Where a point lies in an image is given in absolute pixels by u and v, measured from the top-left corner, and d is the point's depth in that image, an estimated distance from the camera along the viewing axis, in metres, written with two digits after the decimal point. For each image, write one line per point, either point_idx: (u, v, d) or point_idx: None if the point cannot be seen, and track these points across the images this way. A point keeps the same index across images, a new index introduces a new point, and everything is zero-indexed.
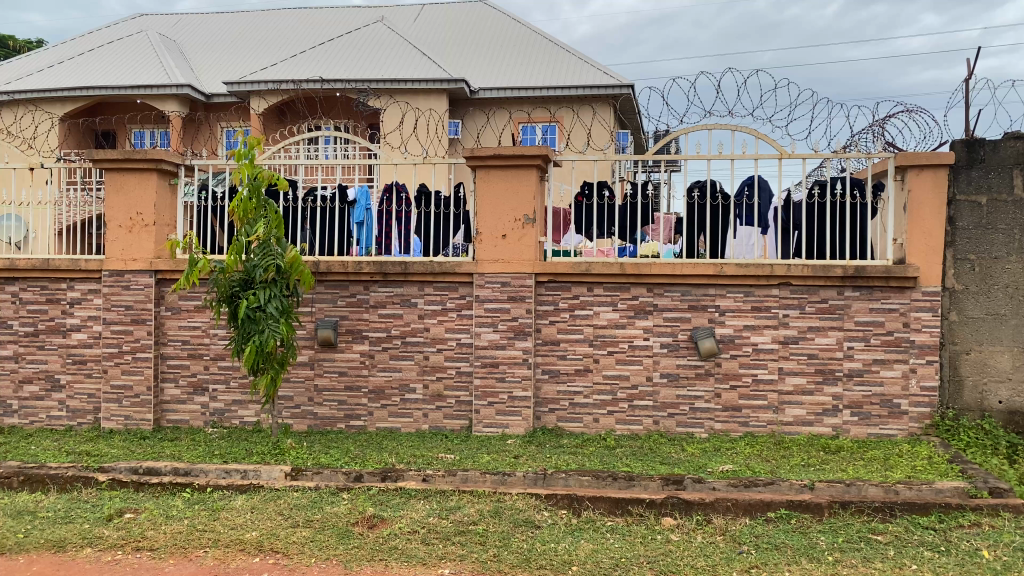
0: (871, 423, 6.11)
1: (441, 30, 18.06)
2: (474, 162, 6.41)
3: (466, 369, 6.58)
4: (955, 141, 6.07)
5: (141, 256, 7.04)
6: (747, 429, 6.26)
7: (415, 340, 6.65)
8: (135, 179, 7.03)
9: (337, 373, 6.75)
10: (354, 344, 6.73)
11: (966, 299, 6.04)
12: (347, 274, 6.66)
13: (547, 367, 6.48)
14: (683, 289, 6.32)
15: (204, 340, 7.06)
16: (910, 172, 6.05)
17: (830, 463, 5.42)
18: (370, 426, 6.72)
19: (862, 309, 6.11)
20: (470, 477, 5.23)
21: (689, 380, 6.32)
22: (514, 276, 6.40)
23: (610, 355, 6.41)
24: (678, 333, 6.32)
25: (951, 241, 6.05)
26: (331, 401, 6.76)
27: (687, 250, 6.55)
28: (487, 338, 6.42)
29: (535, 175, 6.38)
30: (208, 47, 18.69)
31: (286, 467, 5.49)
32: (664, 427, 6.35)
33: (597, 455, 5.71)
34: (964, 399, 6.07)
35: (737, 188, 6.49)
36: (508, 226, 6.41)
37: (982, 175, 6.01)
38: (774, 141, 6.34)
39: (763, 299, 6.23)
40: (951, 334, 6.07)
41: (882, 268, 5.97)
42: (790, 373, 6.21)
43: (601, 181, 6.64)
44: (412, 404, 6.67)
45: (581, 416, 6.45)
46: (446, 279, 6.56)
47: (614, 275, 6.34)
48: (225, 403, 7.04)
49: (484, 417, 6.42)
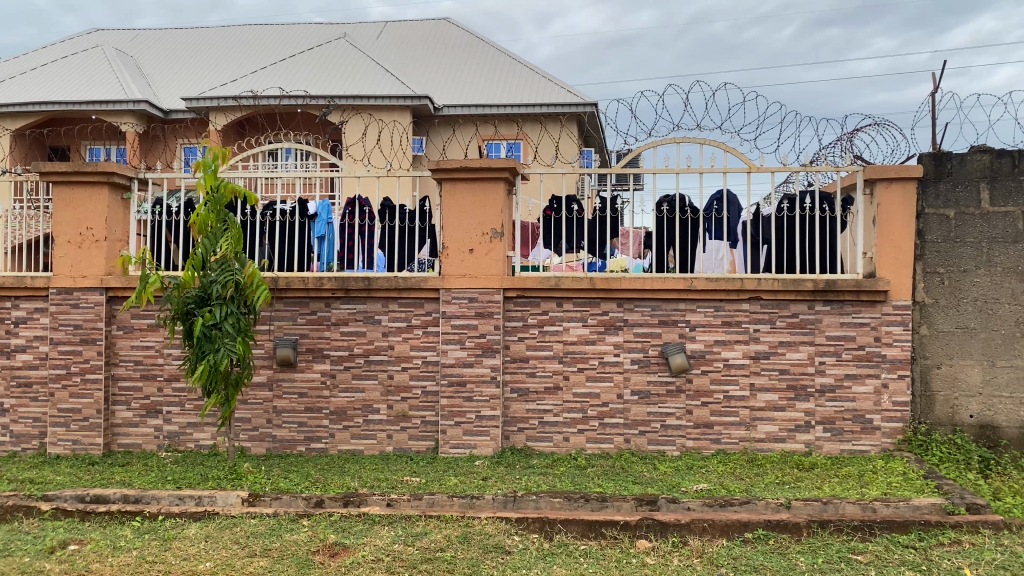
0: (844, 439, 6.03)
1: (404, 47, 17.94)
2: (440, 175, 6.25)
3: (432, 388, 6.38)
4: (923, 154, 6.06)
5: (92, 272, 6.74)
6: (719, 446, 6.13)
7: (379, 358, 6.44)
8: (84, 193, 6.74)
9: (297, 394, 6.51)
10: (314, 363, 6.50)
11: (936, 313, 6.00)
12: (307, 291, 6.44)
13: (516, 385, 6.31)
14: (653, 304, 6.21)
15: (157, 361, 6.77)
16: (879, 185, 6.03)
17: (805, 481, 5.31)
18: (332, 448, 6.48)
19: (833, 323, 6.05)
20: (437, 501, 5.03)
21: (660, 397, 6.19)
22: (482, 292, 6.23)
23: (580, 372, 6.26)
24: (649, 349, 6.20)
25: (921, 254, 6.02)
26: (291, 423, 6.52)
27: (657, 264, 6.44)
28: (454, 356, 6.24)
29: (502, 188, 6.24)
30: (166, 62, 18.33)
31: (243, 492, 5.24)
32: (636, 446, 6.20)
33: (568, 476, 5.55)
34: (936, 414, 6.00)
35: (706, 202, 6.40)
36: (475, 240, 6.25)
37: (949, 189, 6.00)
38: (743, 154, 6.26)
39: (733, 314, 6.14)
40: (922, 348, 6.02)
41: (852, 281, 5.93)
42: (762, 390, 6.11)
43: (569, 195, 6.52)
44: (375, 425, 6.45)
45: (551, 435, 6.28)
46: (411, 295, 6.37)
47: (583, 290, 6.21)
48: (179, 425, 6.75)
49: (450, 438, 6.22)
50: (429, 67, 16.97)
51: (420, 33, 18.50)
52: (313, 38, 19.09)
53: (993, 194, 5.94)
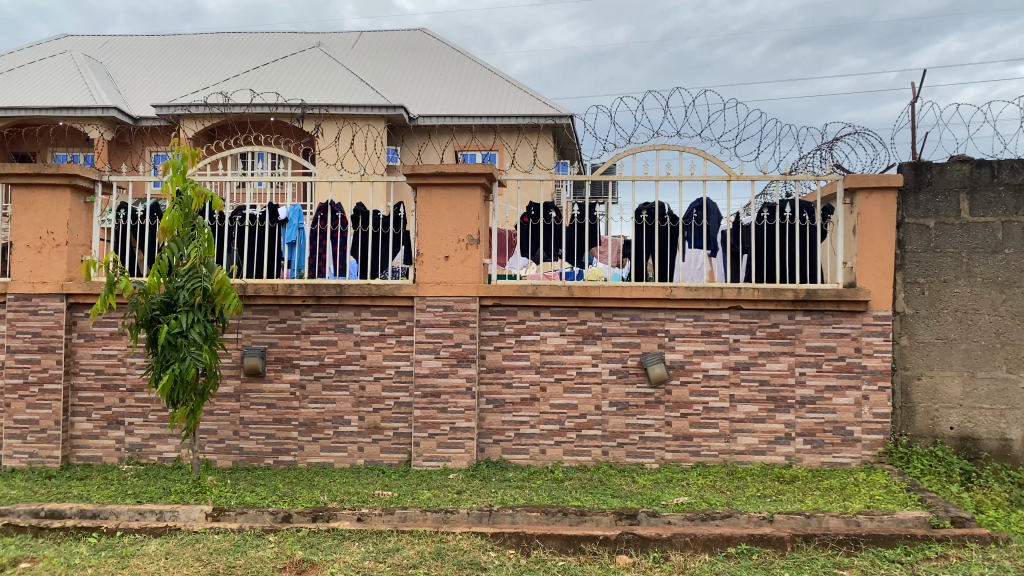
0: (824, 451, 5.94)
1: (379, 56, 17.80)
2: (415, 180, 6.11)
3: (405, 399, 6.20)
4: (902, 164, 6.03)
5: (52, 278, 6.49)
6: (698, 458, 6.01)
7: (350, 368, 6.25)
8: (46, 197, 6.49)
9: (265, 405, 6.31)
10: (283, 373, 6.30)
11: (916, 324, 5.94)
12: (277, 298, 6.25)
13: (491, 396, 6.16)
14: (632, 314, 6.09)
15: (120, 370, 6.53)
16: (859, 195, 5.98)
17: (786, 494, 5.21)
18: (301, 461, 6.28)
19: (814, 333, 5.97)
20: (410, 516, 4.85)
21: (639, 408, 6.06)
22: (458, 300, 6.08)
23: (557, 383, 6.12)
24: (628, 359, 6.08)
25: (901, 264, 5.97)
26: (258, 434, 6.30)
27: (636, 273, 6.33)
28: (428, 365, 6.07)
29: (479, 194, 6.11)
30: (136, 69, 18.03)
31: (207, 506, 5.04)
32: (613, 458, 6.06)
33: (544, 489, 5.40)
34: (916, 425, 5.93)
35: (686, 209, 6.31)
36: (452, 247, 6.10)
37: (929, 199, 5.96)
38: (724, 162, 6.17)
39: (713, 323, 6.04)
40: (902, 359, 5.96)
41: (833, 291, 5.86)
42: (741, 401, 6.01)
43: (547, 202, 6.41)
44: (346, 437, 6.25)
45: (527, 447, 6.13)
46: (384, 303, 6.21)
47: (561, 299, 6.08)
48: (142, 437, 6.51)
49: (424, 450, 6.04)
50: (404, 77, 16.83)
51: (396, 43, 18.38)
52: (287, 46, 18.90)
53: (973, 204, 5.90)
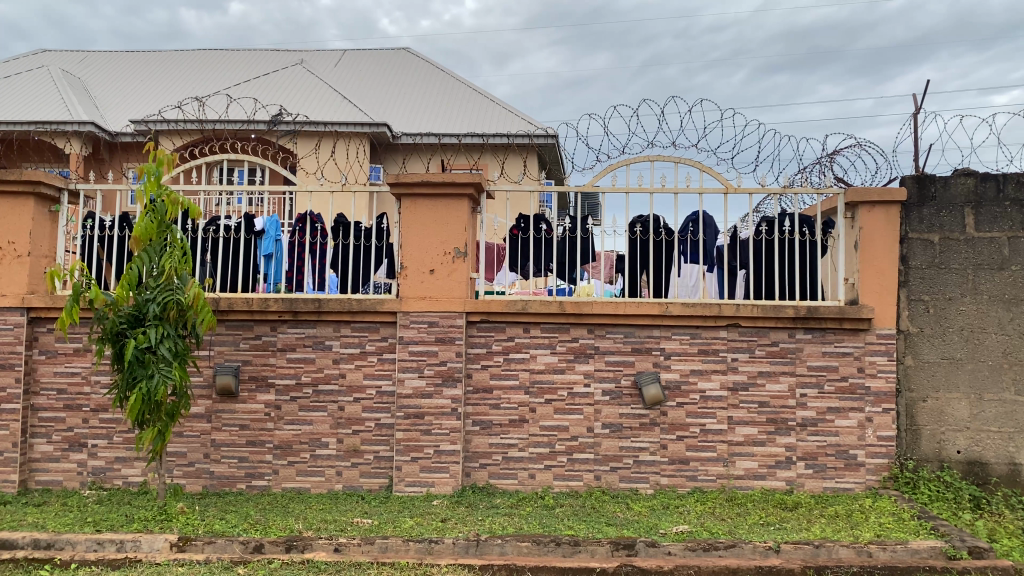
0: (826, 476, 5.67)
1: (362, 73, 17.57)
2: (400, 191, 5.83)
3: (387, 421, 5.87)
4: (905, 177, 5.82)
5: (12, 291, 6.12)
6: (695, 483, 5.72)
7: (329, 388, 5.93)
8: (7, 205, 6.15)
9: (238, 426, 5.96)
10: (257, 393, 5.96)
11: (921, 343, 5.70)
12: (252, 313, 5.93)
13: (478, 417, 5.84)
14: (626, 331, 5.82)
15: (83, 389, 6.15)
16: (861, 209, 5.77)
17: (790, 522, 4.93)
18: (275, 486, 5.92)
19: (814, 353, 5.73)
20: (391, 546, 4.52)
21: (633, 430, 5.77)
22: (443, 316, 5.78)
23: (547, 404, 5.82)
24: (621, 379, 5.79)
25: (904, 281, 5.74)
26: (230, 458, 5.95)
27: (629, 289, 6.07)
28: (412, 385, 5.75)
29: (467, 206, 5.84)
30: (113, 83, 17.68)
31: (173, 535, 4.68)
32: (606, 483, 5.76)
33: (534, 517, 5.09)
34: (922, 449, 5.67)
35: (681, 223, 6.07)
36: (436, 260, 5.81)
37: (933, 213, 5.75)
38: (720, 173, 5.93)
39: (710, 342, 5.78)
40: (907, 380, 5.71)
41: (835, 308, 5.62)
42: (740, 424, 5.74)
43: (537, 215, 6.14)
44: (323, 460, 5.91)
45: (515, 471, 5.81)
46: (365, 319, 5.90)
47: (552, 315, 5.80)
48: (106, 460, 6.12)
49: (406, 475, 5.71)
50: (388, 94, 16.60)
51: (379, 61, 18.17)
52: (268, 62, 18.63)
53: (978, 219, 5.71)
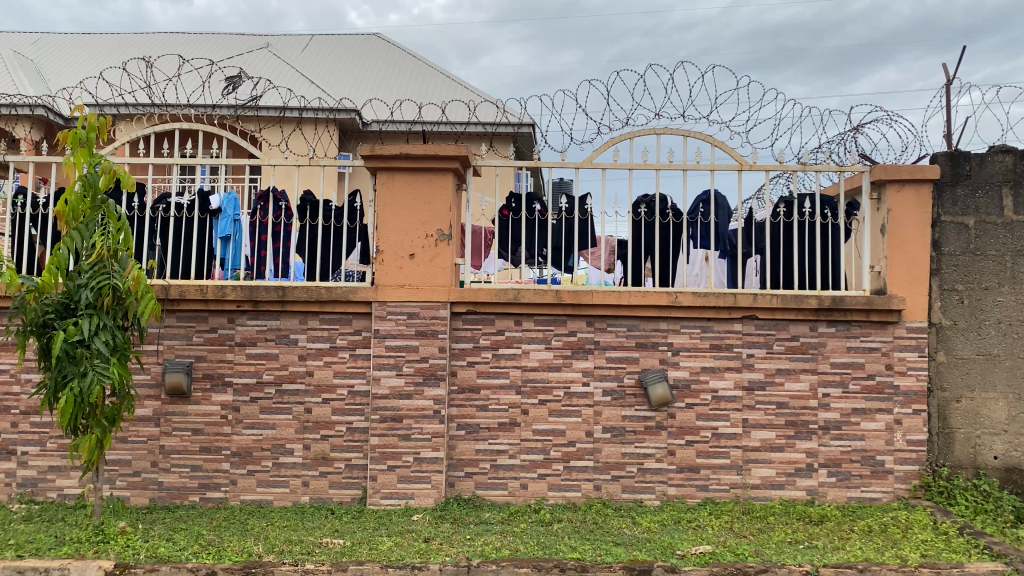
0: (851, 485, 5.11)
1: (331, 57, 16.76)
2: (376, 164, 5.16)
3: (360, 425, 5.19)
4: (937, 153, 5.26)
5: None
6: (706, 494, 5.12)
7: (294, 388, 5.23)
8: None
9: (191, 431, 5.24)
10: (212, 393, 5.25)
11: (954, 337, 5.16)
12: (206, 303, 5.22)
13: (464, 421, 5.19)
14: (630, 324, 5.20)
15: (12, 389, 5.39)
16: (889, 189, 5.21)
17: (821, 539, 4.35)
18: (233, 499, 5.22)
19: (839, 348, 5.15)
20: (366, 573, 3.86)
21: (637, 435, 5.15)
22: (425, 306, 5.12)
23: (541, 405, 5.18)
24: (624, 378, 5.18)
25: (937, 268, 5.19)
26: (181, 467, 5.24)
27: (632, 277, 5.43)
28: (389, 385, 5.09)
29: (452, 181, 5.17)
30: (68, 65, 16.69)
31: (108, 562, 3.97)
32: (607, 494, 5.14)
33: (531, 535, 4.45)
34: (956, 455, 5.12)
35: (690, 204, 5.45)
36: (417, 243, 5.14)
37: (968, 194, 5.21)
38: (734, 148, 5.32)
39: (723, 335, 5.18)
40: (939, 378, 5.15)
41: (861, 298, 5.06)
42: (756, 427, 5.15)
43: (529, 194, 5.49)
44: (288, 470, 5.22)
45: (505, 481, 5.17)
46: (336, 310, 5.21)
47: (548, 306, 5.16)
48: (37, 470, 5.37)
49: (382, 486, 5.05)
50: (358, 78, 15.82)
51: (350, 45, 17.37)
52: (233, 45, 17.74)
53: (1016, 201, 5.17)
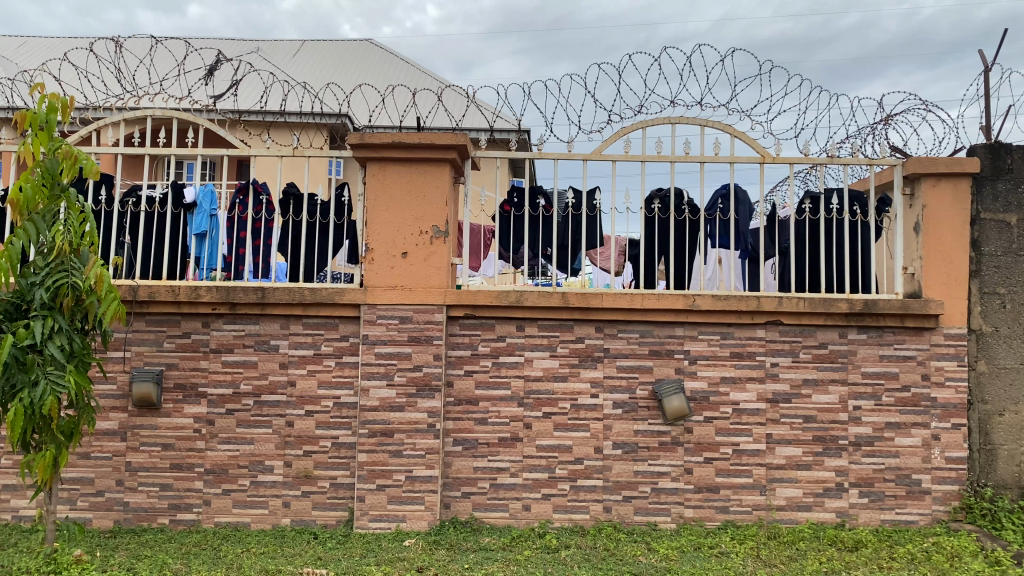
0: (885, 507, 4.66)
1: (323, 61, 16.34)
2: (365, 154, 4.72)
3: (347, 440, 4.72)
4: (976, 145, 4.84)
5: None
6: (727, 516, 4.67)
7: (274, 399, 4.76)
8: None
9: (160, 446, 4.76)
10: (184, 405, 4.77)
11: (996, 345, 4.73)
12: (178, 306, 4.75)
13: (461, 436, 4.72)
14: (642, 329, 4.76)
15: None
16: (924, 183, 4.79)
17: (860, 569, 3.90)
18: (206, 521, 4.74)
19: (870, 357, 4.72)
20: None
21: (651, 452, 4.70)
22: (418, 310, 4.67)
23: (546, 418, 4.73)
24: (636, 389, 4.73)
25: (976, 270, 4.76)
26: (149, 486, 4.76)
27: (645, 278, 4.99)
28: (379, 396, 4.62)
29: (449, 174, 4.74)
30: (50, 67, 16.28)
31: None
32: (618, 517, 4.68)
33: (536, 563, 3.99)
34: (1000, 473, 4.68)
35: (709, 199, 5.02)
36: (410, 241, 4.69)
37: (1010, 189, 4.79)
38: (756, 139, 4.89)
39: (745, 342, 4.74)
40: (979, 391, 4.72)
41: (896, 302, 4.63)
42: (781, 443, 4.70)
43: (533, 188, 5.04)
44: (267, 489, 4.74)
45: (506, 502, 4.70)
46: (321, 314, 4.75)
47: (553, 310, 4.72)
48: None
49: (371, 507, 4.57)
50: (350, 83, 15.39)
51: (342, 50, 16.94)
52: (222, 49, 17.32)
53: None
